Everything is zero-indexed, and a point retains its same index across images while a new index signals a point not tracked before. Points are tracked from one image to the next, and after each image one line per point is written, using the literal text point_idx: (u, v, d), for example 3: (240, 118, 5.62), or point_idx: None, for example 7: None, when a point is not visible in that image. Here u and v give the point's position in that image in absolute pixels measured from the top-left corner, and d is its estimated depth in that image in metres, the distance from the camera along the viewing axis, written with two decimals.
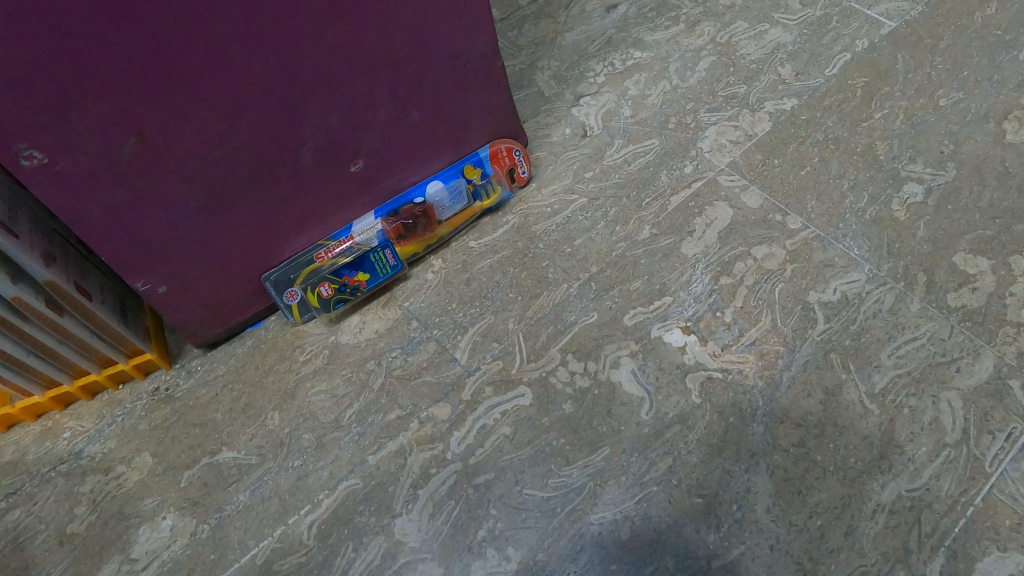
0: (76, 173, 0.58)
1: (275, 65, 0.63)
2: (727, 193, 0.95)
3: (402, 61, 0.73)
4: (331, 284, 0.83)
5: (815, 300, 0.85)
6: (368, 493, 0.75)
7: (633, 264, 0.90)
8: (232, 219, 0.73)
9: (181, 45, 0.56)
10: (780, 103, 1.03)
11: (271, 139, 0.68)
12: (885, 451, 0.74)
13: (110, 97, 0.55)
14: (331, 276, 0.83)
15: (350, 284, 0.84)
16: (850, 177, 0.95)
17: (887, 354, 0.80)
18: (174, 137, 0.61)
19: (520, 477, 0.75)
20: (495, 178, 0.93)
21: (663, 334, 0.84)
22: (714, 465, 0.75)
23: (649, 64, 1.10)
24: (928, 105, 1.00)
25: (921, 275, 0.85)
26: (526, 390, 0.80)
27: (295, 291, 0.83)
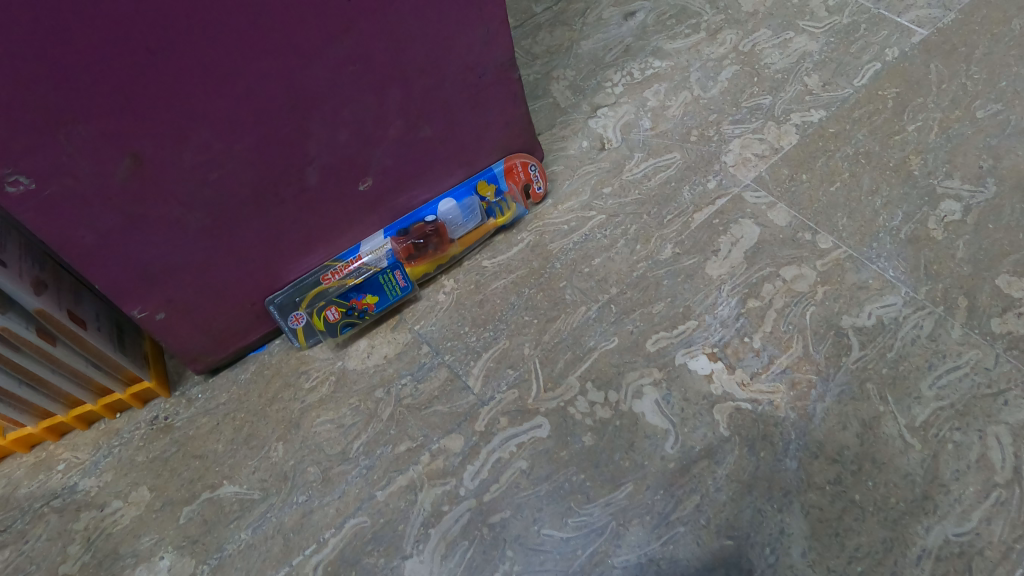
0: (65, 198, 0.54)
1: (279, 79, 0.59)
2: (753, 210, 0.90)
3: (413, 75, 0.69)
4: (338, 307, 0.79)
5: (849, 324, 0.81)
6: (376, 532, 0.70)
7: (655, 285, 0.85)
8: (233, 242, 0.69)
9: (177, 60, 0.52)
10: (807, 115, 0.99)
11: (276, 157, 0.64)
12: (929, 491, 0.69)
13: (102, 116, 0.51)
14: (338, 299, 0.79)
15: (358, 307, 0.80)
16: (883, 193, 0.90)
17: (928, 384, 0.75)
18: (172, 158, 0.57)
19: (538, 516, 0.71)
20: (509, 194, 0.89)
21: (689, 361, 0.79)
22: (745, 503, 0.71)
23: (669, 73, 1.05)
24: (964, 117, 0.95)
25: (962, 299, 0.80)
26: (543, 421, 0.76)
27: (300, 313, 0.79)
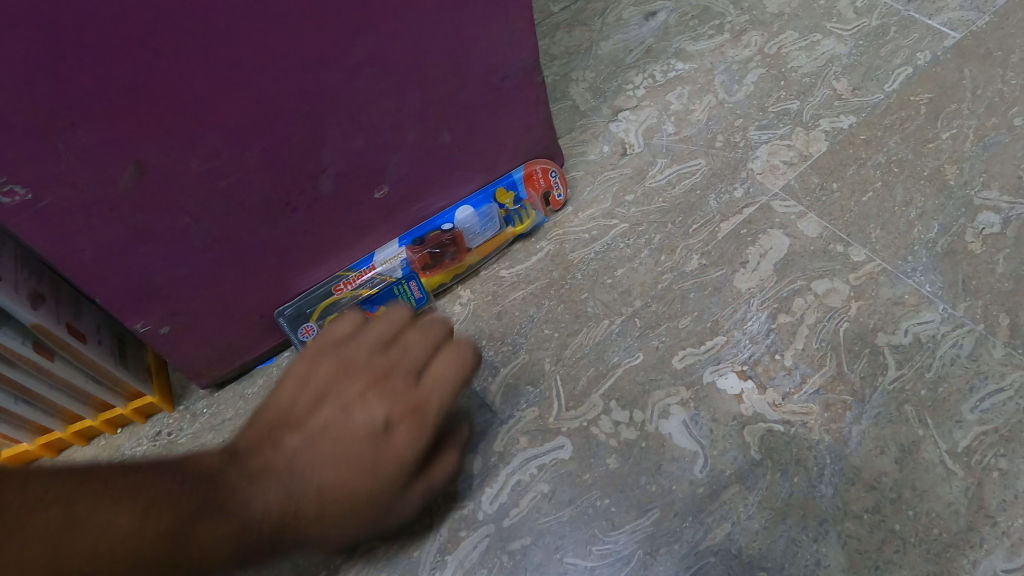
0: (64, 209, 0.50)
1: (294, 82, 0.55)
2: (782, 220, 0.86)
3: (434, 79, 0.65)
4: None
5: (885, 342, 0.77)
6: (389, 558, 0.69)
7: (681, 298, 0.82)
8: (242, 253, 0.65)
9: (185, 63, 0.48)
10: (837, 120, 0.94)
11: (289, 165, 0.61)
12: (974, 522, 0.66)
13: (104, 122, 0.48)
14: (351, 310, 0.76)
15: None
16: (918, 204, 0.85)
17: (969, 408, 0.72)
18: (178, 166, 0.54)
19: (560, 543, 0.68)
20: (529, 202, 0.85)
21: (717, 380, 0.76)
22: (779, 532, 0.68)
23: (692, 76, 1.01)
24: (1002, 124, 0.90)
25: (1004, 317, 0.77)
26: (565, 441, 0.73)
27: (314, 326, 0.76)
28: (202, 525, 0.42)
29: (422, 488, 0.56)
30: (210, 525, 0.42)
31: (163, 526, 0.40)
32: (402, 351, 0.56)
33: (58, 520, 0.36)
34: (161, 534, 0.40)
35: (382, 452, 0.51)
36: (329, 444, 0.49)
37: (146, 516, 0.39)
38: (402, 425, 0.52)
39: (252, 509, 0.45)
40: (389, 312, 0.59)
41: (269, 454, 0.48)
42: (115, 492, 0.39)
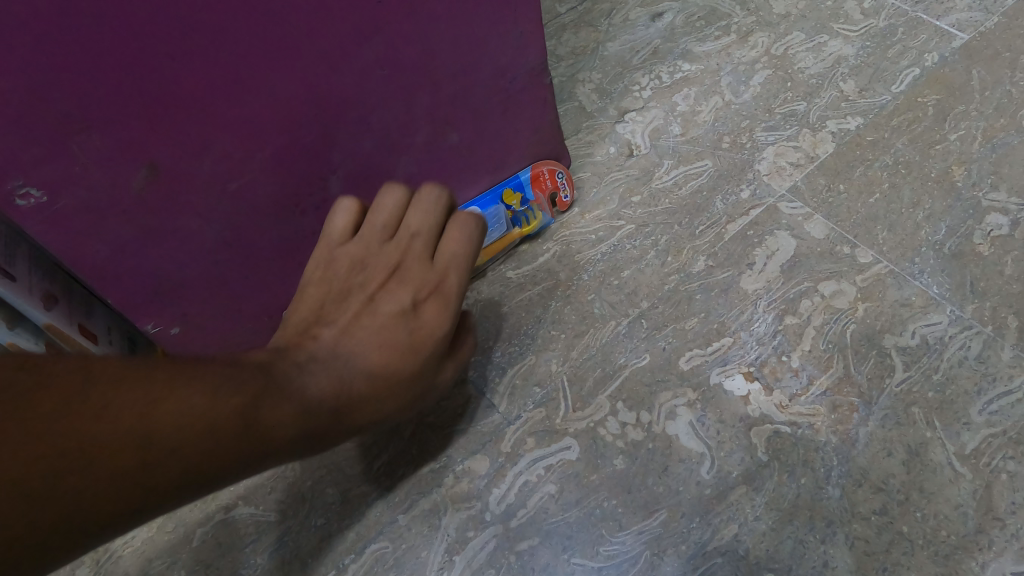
0: (78, 211, 0.51)
1: (305, 84, 0.56)
2: (789, 221, 0.86)
3: (443, 81, 0.66)
4: None
5: (892, 344, 0.77)
6: (398, 558, 0.70)
7: (688, 299, 0.82)
8: (252, 254, 0.66)
9: (198, 65, 0.49)
10: (844, 122, 0.93)
11: (299, 166, 0.61)
12: (983, 525, 0.67)
13: (118, 125, 0.48)
14: None
15: None
16: (925, 205, 0.85)
17: (978, 410, 0.72)
18: (191, 169, 0.54)
19: (568, 544, 0.70)
20: (536, 203, 0.85)
21: (724, 381, 0.76)
22: (786, 533, 0.69)
23: (699, 77, 1.00)
24: (1011, 125, 0.89)
25: (1012, 319, 0.77)
26: (572, 442, 0.74)
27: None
28: (266, 406, 0.46)
29: (455, 365, 0.62)
30: (272, 405, 0.46)
31: (233, 406, 0.44)
32: (407, 238, 0.63)
33: (136, 397, 0.40)
34: (232, 412, 0.44)
35: (414, 327, 0.57)
36: (364, 332, 0.56)
37: (216, 396, 0.43)
38: (427, 302, 0.59)
39: (309, 392, 0.49)
40: (383, 203, 0.65)
41: (311, 348, 0.54)
42: (182, 378, 0.43)
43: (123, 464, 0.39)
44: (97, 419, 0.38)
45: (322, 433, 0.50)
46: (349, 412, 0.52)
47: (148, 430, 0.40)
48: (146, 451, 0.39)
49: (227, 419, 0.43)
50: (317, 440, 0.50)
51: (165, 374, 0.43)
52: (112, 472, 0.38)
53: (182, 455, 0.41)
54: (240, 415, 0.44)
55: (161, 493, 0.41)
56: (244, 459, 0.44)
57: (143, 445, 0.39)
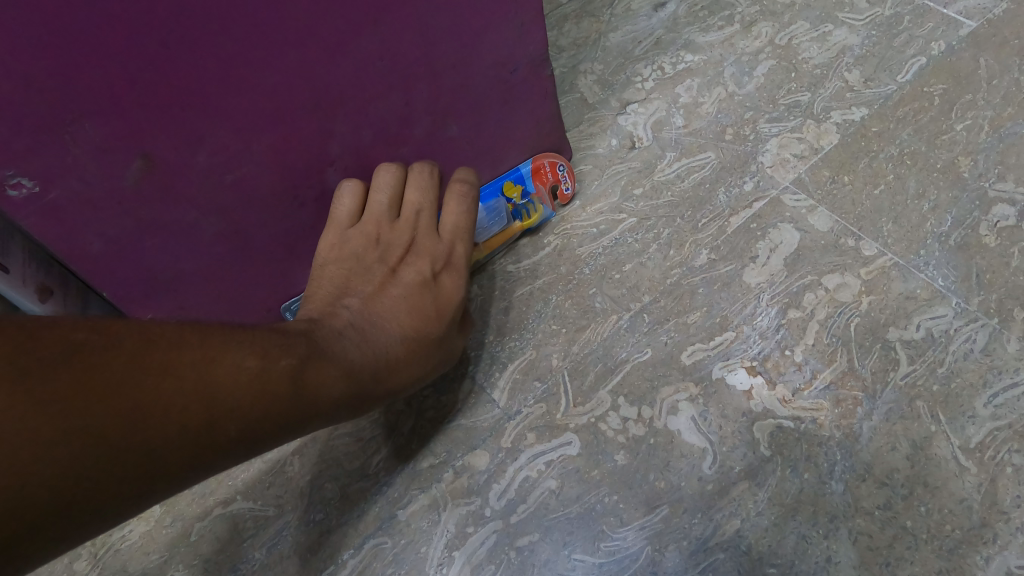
0: (71, 202, 0.50)
1: (303, 75, 0.55)
2: (792, 214, 0.85)
3: (442, 72, 0.65)
4: None
5: (897, 337, 0.76)
6: (398, 553, 0.70)
7: (690, 293, 0.81)
8: (249, 247, 0.65)
9: (193, 55, 0.48)
10: (848, 113, 0.91)
11: (296, 158, 0.61)
12: (987, 519, 0.67)
13: (111, 115, 0.47)
14: None
15: None
16: (931, 196, 0.84)
17: (983, 403, 0.72)
18: (186, 161, 0.54)
19: (569, 540, 0.70)
20: (537, 196, 0.84)
21: (727, 376, 0.76)
22: (788, 529, 0.68)
23: (702, 68, 0.98)
24: (1017, 115, 0.88)
25: (1018, 311, 0.76)
26: (573, 438, 0.73)
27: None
28: (313, 368, 0.54)
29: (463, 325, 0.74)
30: (319, 369, 0.54)
31: (282, 367, 0.51)
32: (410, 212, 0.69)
33: (196, 360, 0.46)
34: (284, 371, 0.51)
35: (433, 294, 0.68)
36: (393, 302, 0.66)
37: (267, 358, 0.51)
38: (441, 272, 0.69)
39: (352, 358, 0.58)
40: (382, 182, 0.68)
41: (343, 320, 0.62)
42: (232, 344, 0.50)
43: (187, 426, 0.45)
44: (167, 376, 0.44)
45: (363, 391, 0.59)
46: (389, 373, 0.62)
47: (210, 389, 0.46)
48: (210, 406, 0.46)
49: (277, 384, 0.50)
50: (359, 398, 0.59)
51: (215, 339, 0.49)
52: (179, 432, 0.44)
53: (241, 412, 0.48)
54: (290, 375, 0.51)
55: (219, 448, 0.47)
56: (293, 416, 0.52)
57: (208, 402, 0.46)
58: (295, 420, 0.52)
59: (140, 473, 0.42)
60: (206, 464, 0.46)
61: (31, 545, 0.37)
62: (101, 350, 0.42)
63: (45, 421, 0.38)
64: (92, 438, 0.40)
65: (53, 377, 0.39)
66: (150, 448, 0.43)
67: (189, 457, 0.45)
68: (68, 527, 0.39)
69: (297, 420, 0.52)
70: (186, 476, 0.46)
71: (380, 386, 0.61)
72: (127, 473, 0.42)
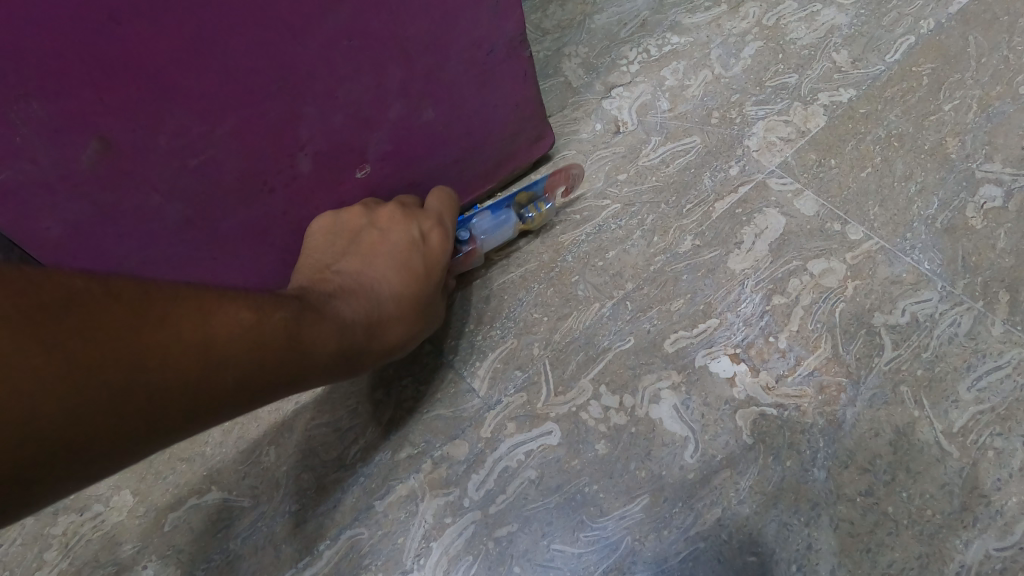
0: (26, 184, 0.49)
1: (267, 55, 0.53)
2: (778, 199, 0.83)
3: (414, 53, 0.63)
4: None
5: (882, 323, 0.75)
6: (375, 545, 0.70)
7: (673, 280, 0.80)
8: (218, 232, 0.64)
9: (148, 34, 0.46)
10: (836, 94, 0.90)
11: (264, 142, 0.59)
12: (968, 503, 0.66)
13: (62, 96, 0.46)
14: None
15: None
16: (918, 178, 0.82)
17: (966, 387, 0.71)
18: (146, 144, 0.52)
19: (548, 530, 0.69)
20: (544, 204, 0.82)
21: (709, 363, 0.75)
22: (769, 516, 0.68)
23: (688, 50, 0.96)
24: (1007, 94, 0.86)
25: (1003, 293, 0.75)
26: (553, 427, 0.73)
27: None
28: (304, 323, 0.54)
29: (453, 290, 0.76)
30: (309, 323, 0.55)
31: (273, 322, 0.52)
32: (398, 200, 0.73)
33: (192, 312, 0.47)
34: (276, 325, 0.52)
35: (423, 255, 0.69)
36: (385, 265, 0.68)
37: (259, 314, 0.51)
38: (431, 235, 0.71)
39: (342, 316, 0.59)
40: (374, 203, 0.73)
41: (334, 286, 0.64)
42: (226, 299, 0.50)
43: (184, 375, 0.45)
44: (164, 325, 0.45)
45: (356, 343, 0.60)
46: (380, 331, 0.63)
47: (207, 338, 0.47)
48: (206, 359, 0.46)
49: (274, 337, 0.51)
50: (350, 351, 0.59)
51: (210, 294, 0.49)
52: (175, 382, 0.45)
53: (235, 364, 0.48)
54: (284, 328, 0.52)
55: (216, 401, 0.48)
56: (286, 372, 0.52)
57: (202, 352, 0.46)
58: (287, 375, 0.53)
59: (133, 426, 0.43)
60: (195, 419, 0.47)
61: (29, 486, 0.39)
62: (100, 300, 0.43)
63: (49, 364, 0.39)
64: (92, 392, 0.41)
65: (55, 324, 0.40)
66: (147, 401, 0.44)
67: (186, 406, 0.46)
68: (72, 473, 0.41)
69: (293, 371, 0.53)
70: (188, 428, 0.47)
71: (373, 344, 0.62)
72: (125, 423, 0.43)
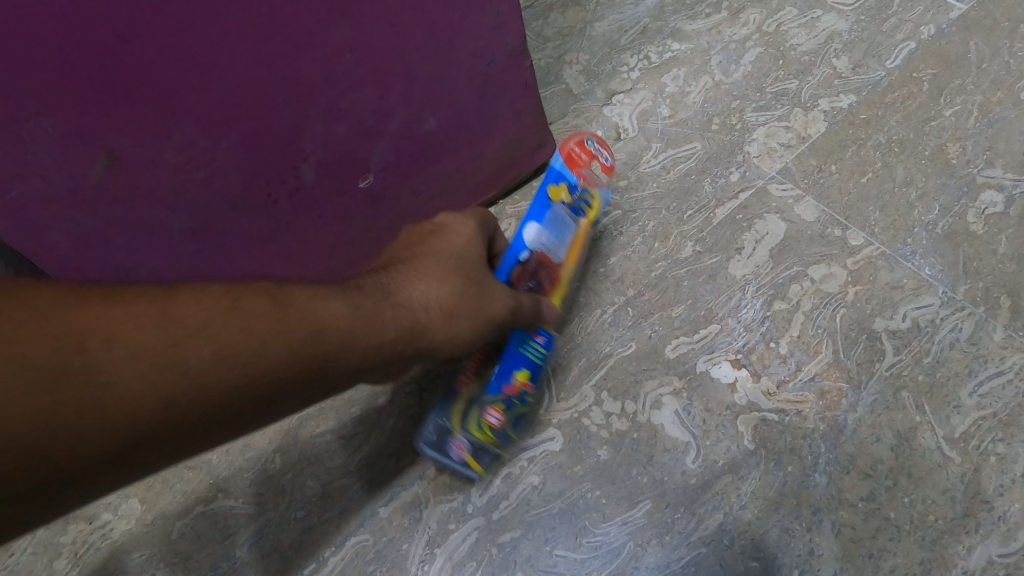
0: (36, 198, 0.51)
1: (270, 69, 0.53)
2: (779, 204, 0.84)
3: (415, 65, 0.64)
4: (495, 407, 0.69)
5: (883, 328, 0.75)
6: (379, 551, 0.71)
7: (675, 286, 0.80)
8: (224, 244, 0.65)
9: (152, 51, 0.47)
10: (836, 100, 0.90)
11: (268, 155, 0.60)
12: (970, 509, 0.67)
13: (69, 112, 0.47)
14: (491, 400, 0.69)
15: (513, 393, 0.69)
16: (918, 184, 0.83)
17: (968, 393, 0.71)
18: (152, 158, 0.53)
19: (551, 535, 0.70)
20: (584, 184, 0.75)
21: (711, 369, 0.75)
22: (771, 522, 0.68)
23: (688, 57, 0.97)
24: (1007, 99, 0.87)
25: (1005, 299, 0.75)
26: (556, 433, 0.74)
27: (455, 438, 0.70)
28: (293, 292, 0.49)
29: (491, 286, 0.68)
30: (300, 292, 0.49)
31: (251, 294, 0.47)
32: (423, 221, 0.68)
33: (156, 294, 0.44)
34: (255, 297, 0.47)
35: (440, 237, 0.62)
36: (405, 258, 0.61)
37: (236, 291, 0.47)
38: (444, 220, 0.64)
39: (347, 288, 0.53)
40: None
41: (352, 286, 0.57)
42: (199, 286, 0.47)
43: (148, 351, 0.41)
44: (119, 305, 0.42)
45: (367, 304, 0.52)
46: (398, 296, 0.55)
47: (170, 314, 0.43)
48: (172, 334, 0.42)
49: (256, 305, 0.47)
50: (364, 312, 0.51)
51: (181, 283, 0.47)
52: (139, 359, 0.41)
53: (215, 333, 0.44)
54: (264, 298, 0.47)
55: (212, 380, 0.43)
56: (284, 341, 0.46)
57: (166, 328, 0.43)
58: (285, 343, 0.46)
59: (99, 411, 0.39)
60: (182, 403, 0.42)
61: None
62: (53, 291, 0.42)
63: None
64: (53, 396, 0.38)
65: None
66: (125, 389, 0.40)
67: (160, 386, 0.42)
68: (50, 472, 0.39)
69: (292, 340, 0.46)
70: (203, 413, 0.44)
71: (397, 304, 0.54)
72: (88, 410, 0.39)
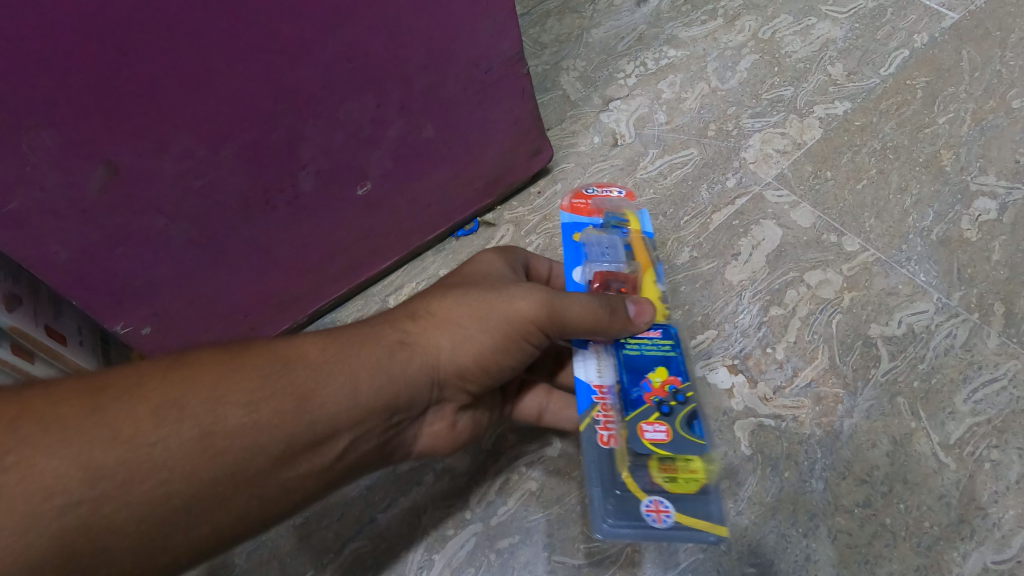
0: (33, 211, 0.50)
1: (268, 78, 0.54)
2: (775, 210, 0.84)
3: (413, 73, 0.64)
4: (648, 418, 0.53)
5: (878, 334, 0.76)
6: (377, 558, 0.70)
7: (672, 291, 0.81)
8: (222, 252, 0.65)
9: (152, 62, 0.47)
10: (831, 107, 0.91)
11: (267, 163, 0.60)
12: (965, 515, 0.67)
13: (69, 123, 0.47)
14: (637, 414, 0.53)
15: (660, 394, 0.54)
16: (913, 190, 0.83)
17: (963, 399, 0.72)
18: (151, 168, 0.53)
19: (549, 541, 0.69)
20: (608, 215, 0.68)
21: (708, 374, 0.75)
22: (769, 527, 0.68)
23: (685, 63, 0.97)
24: (1000, 107, 0.87)
25: (998, 305, 0.76)
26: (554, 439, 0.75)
27: (643, 503, 0.52)
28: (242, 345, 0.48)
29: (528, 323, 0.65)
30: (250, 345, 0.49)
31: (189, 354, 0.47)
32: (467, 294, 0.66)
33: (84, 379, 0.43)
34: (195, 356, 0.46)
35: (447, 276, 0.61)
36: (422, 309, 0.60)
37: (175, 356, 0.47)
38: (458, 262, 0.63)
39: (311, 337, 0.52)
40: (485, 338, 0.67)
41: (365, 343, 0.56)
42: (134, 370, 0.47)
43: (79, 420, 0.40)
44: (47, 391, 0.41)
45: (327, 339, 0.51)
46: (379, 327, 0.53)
47: (99, 388, 0.42)
48: (102, 404, 0.41)
49: (200, 358, 0.46)
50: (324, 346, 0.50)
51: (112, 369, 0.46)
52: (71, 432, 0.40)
53: (149, 392, 0.43)
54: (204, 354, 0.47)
55: (156, 436, 0.41)
56: (235, 386, 0.45)
57: (97, 399, 0.42)
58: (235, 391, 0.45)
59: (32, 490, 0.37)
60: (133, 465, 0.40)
61: None
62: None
63: None
64: None
65: None
66: (55, 464, 0.38)
67: (98, 453, 0.40)
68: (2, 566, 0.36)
69: (246, 384, 0.45)
70: (164, 475, 0.41)
71: (380, 325, 0.53)
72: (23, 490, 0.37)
